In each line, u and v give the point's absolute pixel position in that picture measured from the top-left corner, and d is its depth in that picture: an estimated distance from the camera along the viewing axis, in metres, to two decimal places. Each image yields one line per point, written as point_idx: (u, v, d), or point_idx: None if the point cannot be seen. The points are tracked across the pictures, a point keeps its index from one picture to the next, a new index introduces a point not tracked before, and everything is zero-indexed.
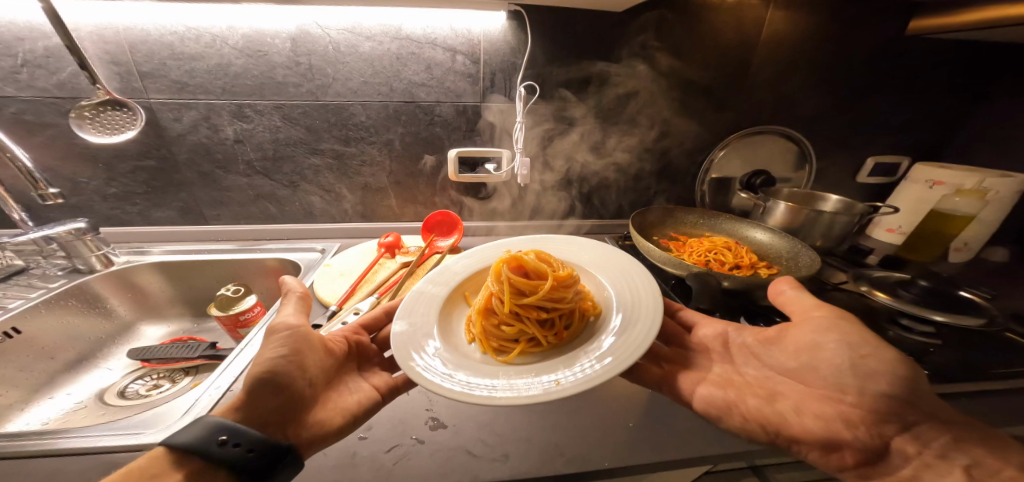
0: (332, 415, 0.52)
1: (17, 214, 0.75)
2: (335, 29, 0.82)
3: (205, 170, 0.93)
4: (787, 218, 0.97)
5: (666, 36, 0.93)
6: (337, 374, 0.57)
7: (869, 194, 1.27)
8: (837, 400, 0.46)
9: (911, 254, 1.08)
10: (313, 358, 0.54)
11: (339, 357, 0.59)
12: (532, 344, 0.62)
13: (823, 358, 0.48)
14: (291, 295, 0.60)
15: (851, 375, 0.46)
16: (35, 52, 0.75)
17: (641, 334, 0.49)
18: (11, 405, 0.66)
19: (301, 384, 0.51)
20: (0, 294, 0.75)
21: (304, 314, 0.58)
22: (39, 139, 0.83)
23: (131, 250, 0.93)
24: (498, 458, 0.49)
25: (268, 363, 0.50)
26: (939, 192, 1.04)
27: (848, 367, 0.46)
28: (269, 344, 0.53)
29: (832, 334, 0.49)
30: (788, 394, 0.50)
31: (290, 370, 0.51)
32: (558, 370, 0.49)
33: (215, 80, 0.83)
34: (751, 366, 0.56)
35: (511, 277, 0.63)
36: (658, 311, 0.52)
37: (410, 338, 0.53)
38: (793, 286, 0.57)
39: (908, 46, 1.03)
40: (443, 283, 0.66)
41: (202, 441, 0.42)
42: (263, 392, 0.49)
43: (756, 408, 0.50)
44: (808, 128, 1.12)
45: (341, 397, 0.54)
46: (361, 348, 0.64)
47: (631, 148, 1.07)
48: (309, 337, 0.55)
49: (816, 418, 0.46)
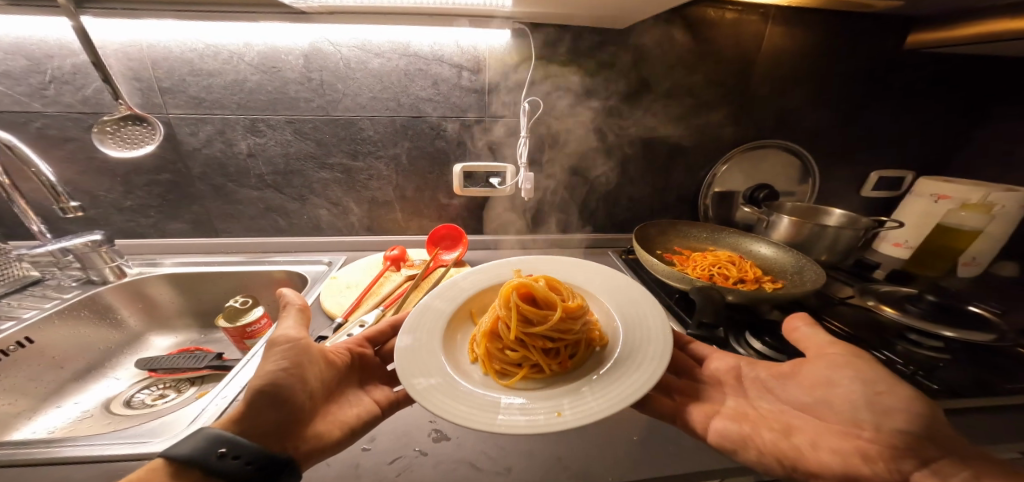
0: (331, 428, 0.48)
1: (35, 226, 0.78)
2: (346, 46, 0.83)
3: (218, 184, 0.95)
4: (790, 232, 0.94)
5: (672, 50, 0.92)
6: (338, 387, 0.54)
7: (889, 209, 1.22)
8: (853, 434, 0.42)
9: (919, 269, 1.02)
10: (314, 371, 0.50)
11: (341, 369, 0.56)
12: (534, 370, 0.59)
13: (838, 394, 0.45)
14: (290, 309, 0.56)
15: (867, 411, 0.42)
16: (63, 69, 0.78)
17: (646, 375, 0.47)
18: (19, 414, 0.67)
19: (301, 399, 0.48)
20: (16, 304, 0.77)
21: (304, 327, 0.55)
22: (61, 153, 0.86)
23: (144, 262, 0.95)
24: (501, 472, 0.47)
25: (268, 376, 0.47)
26: (944, 207, 0.99)
27: (864, 403, 0.43)
28: (268, 355, 0.49)
29: (843, 371, 0.47)
30: (803, 429, 0.46)
31: (290, 383, 0.47)
32: (560, 400, 0.46)
33: (232, 95, 0.85)
34: (764, 400, 0.52)
35: (519, 302, 0.61)
36: (665, 351, 0.49)
37: (413, 353, 0.51)
38: (808, 323, 0.55)
39: (931, 56, 1.00)
40: (451, 298, 0.64)
41: (201, 452, 0.40)
42: (262, 406, 0.45)
43: (771, 443, 0.45)
44: (813, 141, 1.08)
45: (341, 411, 0.51)
46: (363, 361, 0.61)
47: (639, 162, 1.05)
48: (311, 349, 0.52)
49: (832, 453, 0.41)
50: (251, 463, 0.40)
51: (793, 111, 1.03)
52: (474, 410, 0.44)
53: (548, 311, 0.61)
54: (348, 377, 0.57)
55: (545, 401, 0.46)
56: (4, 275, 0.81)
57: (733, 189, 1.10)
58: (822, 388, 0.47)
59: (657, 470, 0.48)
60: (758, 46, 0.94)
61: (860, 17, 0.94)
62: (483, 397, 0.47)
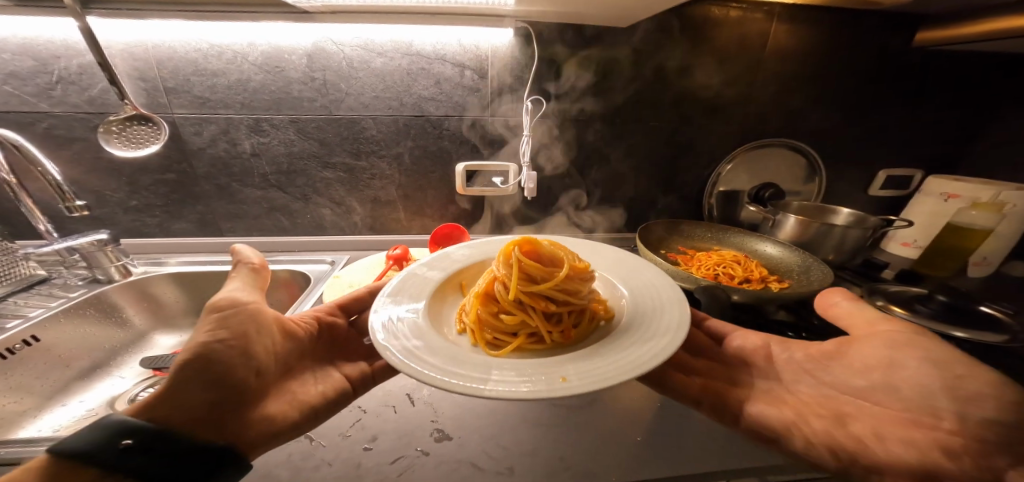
0: (284, 408, 0.48)
1: (42, 225, 0.78)
2: (348, 45, 0.83)
3: (223, 184, 0.95)
4: (796, 231, 0.92)
5: (676, 48, 0.92)
6: (291, 363, 0.54)
7: (898, 208, 1.20)
8: (930, 426, 0.42)
9: (927, 268, 1.01)
10: (260, 344, 0.49)
11: (293, 342, 0.56)
12: (532, 340, 0.58)
13: (904, 378, 0.45)
14: (242, 267, 0.58)
15: (945, 398, 0.42)
16: (69, 69, 0.79)
17: (663, 342, 0.43)
18: (24, 412, 0.67)
19: (243, 374, 0.46)
20: (23, 303, 0.78)
21: (252, 289, 0.55)
22: (68, 153, 0.87)
23: (149, 261, 0.96)
24: (502, 472, 0.47)
25: (203, 348, 0.44)
26: (954, 206, 0.97)
27: (941, 389, 0.43)
28: (204, 325, 0.47)
29: (907, 352, 0.46)
30: (856, 416, 0.47)
31: (230, 357, 0.45)
32: (559, 367, 0.42)
33: (235, 94, 0.85)
34: (802, 382, 0.54)
35: (519, 262, 0.59)
36: (683, 321, 0.45)
37: (391, 316, 0.49)
38: (848, 298, 0.55)
39: (941, 54, 0.98)
40: (441, 268, 0.64)
41: (104, 445, 0.37)
42: (194, 384, 0.42)
43: (823, 431, 0.47)
44: (820, 140, 1.07)
45: (299, 390, 0.52)
46: (333, 329, 0.64)
47: (643, 159, 1.04)
48: (256, 318, 0.51)
49: (902, 445, 0.42)
50: (165, 455, 0.38)
51: (799, 110, 1.02)
52: (461, 368, 0.41)
53: (552, 271, 0.60)
54: (302, 351, 0.57)
55: (540, 365, 0.43)
56: (11, 274, 0.82)
57: (739, 188, 1.09)
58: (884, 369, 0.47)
59: (662, 469, 0.48)
60: (763, 44, 0.93)
61: (867, 15, 0.93)
62: (467, 358, 0.43)
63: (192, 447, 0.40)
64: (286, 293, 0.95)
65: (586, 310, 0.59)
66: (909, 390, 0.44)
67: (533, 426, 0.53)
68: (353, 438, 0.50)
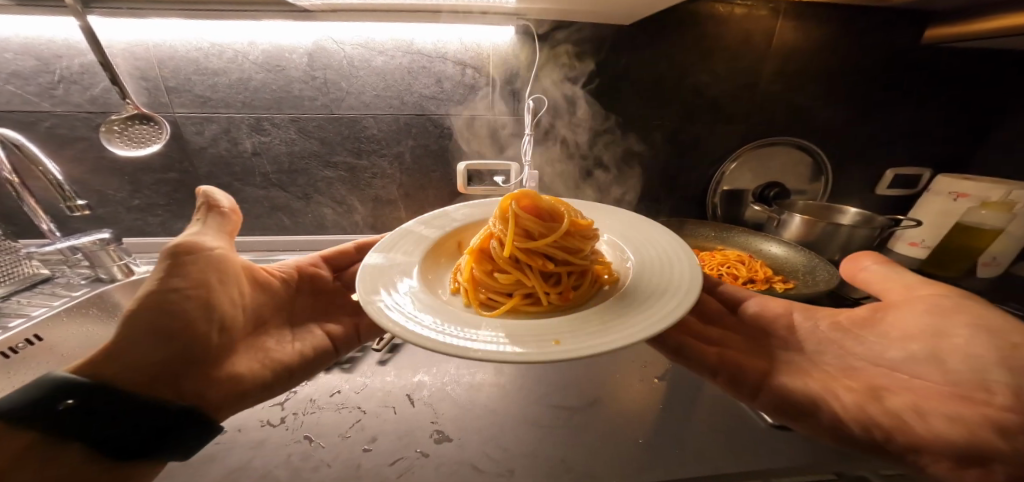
0: (253, 365, 0.46)
1: (45, 224, 0.78)
2: (349, 44, 0.82)
3: (224, 183, 0.95)
4: (802, 231, 0.91)
5: (679, 47, 0.91)
6: (263, 317, 0.53)
7: (905, 207, 1.18)
8: (980, 402, 0.37)
9: (939, 269, 0.99)
10: (222, 294, 0.45)
11: (262, 295, 0.54)
12: (528, 301, 0.56)
13: (953, 346, 0.41)
14: (206, 210, 0.51)
15: (1000, 370, 0.38)
16: (71, 69, 0.79)
17: (672, 305, 0.40)
18: None
19: (205, 329, 0.42)
20: (26, 302, 0.79)
21: (219, 235, 0.50)
22: (70, 153, 0.87)
23: (151, 260, 0.96)
24: (503, 474, 0.46)
25: (156, 295, 0.40)
26: (964, 205, 0.95)
27: (996, 359, 0.38)
28: (155, 269, 0.42)
29: (954, 318, 0.42)
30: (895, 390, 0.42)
31: (189, 308, 0.41)
32: (546, 332, 0.38)
33: (236, 94, 0.85)
34: (828, 355, 0.50)
35: (516, 217, 0.57)
36: (697, 281, 0.43)
37: (380, 273, 0.46)
38: (878, 262, 0.53)
39: (954, 50, 0.96)
40: (438, 226, 0.62)
41: (38, 403, 0.31)
42: (146, 336, 0.38)
43: (853, 405, 0.43)
44: (827, 138, 1.06)
45: (273, 348, 0.50)
46: (315, 280, 0.64)
47: (646, 158, 1.03)
48: (218, 265, 0.47)
49: (943, 419, 0.38)
50: (119, 415, 0.34)
51: (806, 107, 1.01)
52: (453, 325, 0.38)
53: (550, 228, 0.58)
54: (278, 306, 0.56)
55: (535, 326, 0.40)
56: (13, 273, 0.82)
57: (744, 187, 1.07)
58: (930, 338, 0.43)
59: (666, 471, 0.47)
60: (769, 41, 0.92)
61: (876, 11, 0.91)
62: (456, 316, 0.41)
63: (147, 405, 0.36)
64: None
65: (585, 269, 0.57)
66: (958, 361, 0.40)
67: (533, 428, 0.52)
68: (352, 440, 0.50)
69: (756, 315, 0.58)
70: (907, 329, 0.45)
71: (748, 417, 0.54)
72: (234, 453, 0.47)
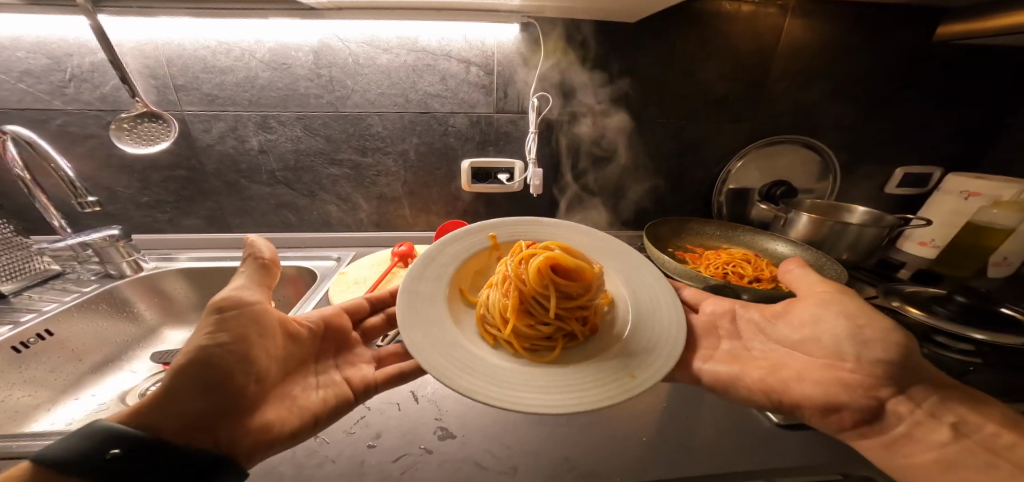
0: (284, 414, 0.45)
1: (57, 221, 0.79)
2: (355, 42, 0.83)
3: (231, 180, 0.96)
4: (808, 230, 0.90)
5: (684, 43, 0.90)
6: (292, 365, 0.50)
7: (913, 206, 1.17)
8: (839, 367, 0.46)
9: (948, 269, 0.98)
10: (262, 346, 0.45)
11: (290, 345, 0.51)
12: (568, 340, 0.58)
13: (824, 330, 0.48)
14: (250, 261, 0.51)
15: (850, 344, 0.46)
16: (82, 67, 0.80)
17: (665, 352, 0.48)
18: (38, 405, 0.69)
19: (243, 381, 0.43)
20: (37, 297, 0.80)
21: (257, 286, 0.49)
22: (81, 150, 0.88)
23: (160, 257, 0.97)
24: (505, 471, 0.47)
25: (203, 352, 0.41)
26: (976, 204, 0.94)
27: (849, 337, 0.46)
28: (202, 326, 0.42)
29: (831, 308, 0.49)
30: (792, 365, 0.49)
31: (232, 362, 0.42)
32: (583, 386, 0.44)
33: (243, 92, 0.86)
34: (756, 341, 0.55)
35: (546, 271, 0.57)
36: (679, 326, 0.50)
37: (433, 345, 0.46)
38: (801, 265, 0.57)
39: (966, 47, 0.95)
40: (434, 279, 0.56)
41: (93, 452, 0.34)
42: (192, 390, 0.39)
43: (760, 379, 0.49)
44: (833, 137, 1.04)
45: (299, 395, 0.48)
46: (336, 332, 0.60)
47: (650, 156, 1.02)
48: (261, 317, 0.46)
49: (814, 385, 0.46)
50: (153, 468, 0.35)
51: (812, 105, 0.99)
52: (505, 392, 0.43)
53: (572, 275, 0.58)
54: (303, 358, 0.53)
55: (554, 380, 0.45)
56: (26, 269, 0.83)
57: (751, 186, 1.07)
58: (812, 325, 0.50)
59: (665, 471, 0.47)
60: (775, 39, 0.91)
61: (883, 8, 0.90)
62: (506, 382, 0.44)
63: (180, 456, 0.37)
64: (293, 289, 0.95)
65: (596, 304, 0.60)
66: (830, 339, 0.47)
67: (535, 425, 0.52)
68: (357, 435, 0.50)
69: (739, 314, 0.59)
70: (813, 315, 0.50)
71: (749, 416, 0.54)
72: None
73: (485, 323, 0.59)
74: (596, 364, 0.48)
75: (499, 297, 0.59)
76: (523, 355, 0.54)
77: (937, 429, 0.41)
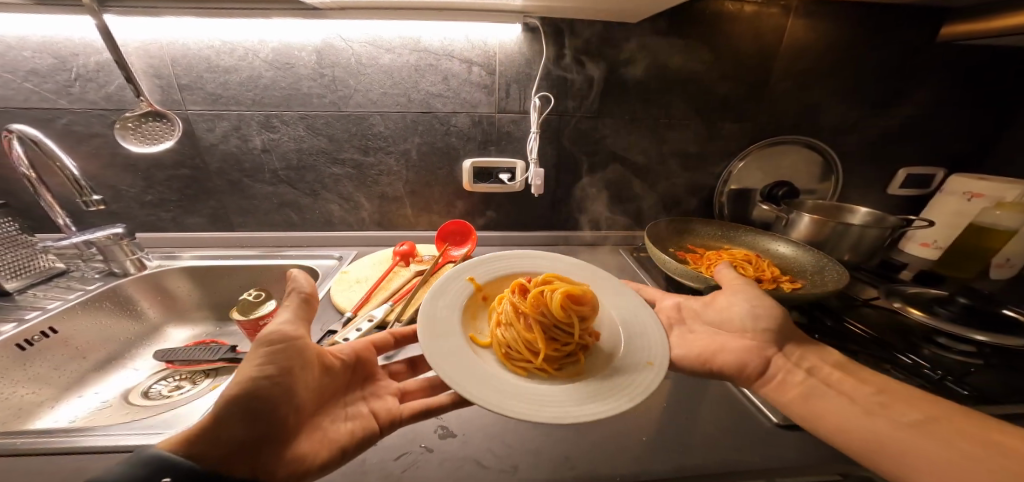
0: (319, 447, 0.44)
1: (61, 219, 0.80)
2: (358, 42, 0.83)
3: (234, 179, 0.97)
4: (811, 230, 0.90)
5: (685, 44, 0.90)
6: (327, 397, 0.50)
7: (916, 208, 1.16)
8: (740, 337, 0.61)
9: (950, 271, 0.98)
10: (304, 379, 0.46)
11: (323, 377, 0.50)
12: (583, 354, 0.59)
13: (731, 310, 0.64)
14: (293, 295, 0.50)
15: (747, 319, 0.63)
16: (87, 66, 0.81)
17: (656, 349, 0.53)
18: (42, 402, 0.70)
19: (285, 413, 0.43)
20: (43, 295, 0.81)
21: (300, 320, 0.49)
22: (86, 148, 0.89)
23: (164, 255, 0.97)
24: (506, 470, 0.47)
25: (252, 384, 0.41)
26: (978, 205, 0.94)
27: (747, 313, 0.63)
28: (252, 358, 0.43)
29: (736, 294, 0.66)
30: (715, 339, 0.62)
31: (275, 393, 0.43)
32: (636, 382, 0.48)
33: (246, 91, 0.87)
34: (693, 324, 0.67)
35: (568, 306, 0.58)
36: (656, 325, 0.57)
37: (489, 390, 0.45)
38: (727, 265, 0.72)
39: (969, 48, 0.94)
40: (444, 327, 0.53)
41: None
42: (241, 421, 0.40)
43: (693, 352, 0.60)
44: (835, 138, 1.04)
45: (330, 426, 0.47)
46: (365, 366, 0.57)
47: (651, 157, 1.02)
48: (305, 351, 0.47)
49: (728, 353, 0.59)
50: None
51: (814, 106, 0.99)
52: (573, 407, 0.44)
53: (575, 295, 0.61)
54: (332, 390, 0.51)
55: (584, 390, 0.47)
56: (31, 267, 0.84)
57: (753, 186, 1.07)
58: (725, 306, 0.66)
59: (666, 471, 0.47)
60: (778, 40, 0.91)
61: (886, 9, 0.90)
62: (549, 399, 0.45)
63: None
64: None
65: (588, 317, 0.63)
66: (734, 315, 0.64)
67: (536, 426, 0.52)
68: None
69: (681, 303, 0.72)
70: (732, 303, 0.65)
71: (750, 415, 0.55)
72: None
73: (511, 361, 0.56)
74: (614, 375, 0.49)
75: (518, 334, 0.58)
76: (560, 376, 0.54)
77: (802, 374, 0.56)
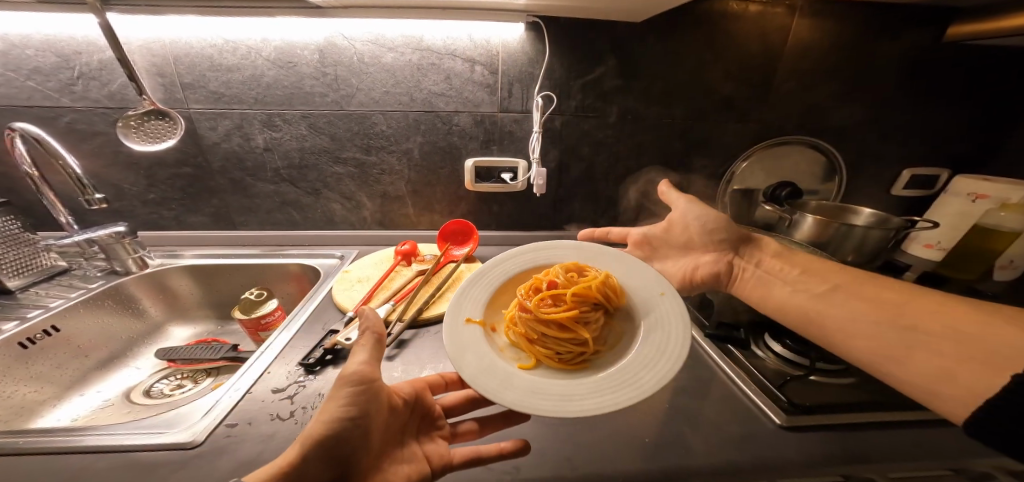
0: None
1: (63, 217, 0.80)
2: (360, 41, 0.83)
3: (236, 178, 0.97)
4: (813, 231, 0.90)
5: (689, 43, 0.89)
6: (391, 437, 0.48)
7: (921, 208, 1.16)
8: (703, 250, 0.70)
9: (956, 272, 0.98)
10: (378, 420, 0.45)
11: (390, 418, 0.48)
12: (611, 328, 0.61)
13: (689, 230, 0.71)
14: (368, 332, 0.47)
15: (703, 232, 0.69)
16: (90, 65, 0.81)
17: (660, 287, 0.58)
18: (44, 401, 0.71)
19: (359, 454, 0.43)
20: (44, 294, 0.80)
21: (377, 362, 0.47)
22: (88, 147, 0.89)
23: (165, 253, 0.97)
24: (509, 470, 0.47)
25: (332, 426, 0.41)
26: (983, 206, 0.93)
27: (700, 226, 0.69)
28: (334, 398, 0.43)
29: (683, 208, 0.71)
30: (688, 257, 0.72)
31: (354, 433, 0.42)
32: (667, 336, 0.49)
33: (249, 90, 0.86)
34: (666, 253, 0.75)
35: (588, 297, 0.61)
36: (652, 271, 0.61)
37: (548, 397, 0.44)
38: (670, 189, 0.74)
39: (975, 48, 0.94)
40: (477, 355, 0.50)
41: None
42: (322, 462, 0.39)
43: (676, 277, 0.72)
44: (840, 138, 1.04)
45: (390, 468, 0.46)
46: (424, 408, 0.54)
47: (654, 156, 1.02)
48: (381, 392, 0.46)
49: (702, 268, 0.69)
50: None
51: (819, 106, 0.99)
52: (626, 384, 0.45)
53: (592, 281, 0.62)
54: (394, 432, 0.49)
55: (609, 375, 0.47)
56: (32, 265, 0.84)
57: (755, 187, 1.07)
58: (685, 229, 0.71)
59: (669, 472, 0.47)
60: (783, 39, 0.90)
61: (892, 8, 0.89)
62: (577, 387, 0.46)
63: None
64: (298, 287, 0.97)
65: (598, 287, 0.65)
66: (692, 232, 0.71)
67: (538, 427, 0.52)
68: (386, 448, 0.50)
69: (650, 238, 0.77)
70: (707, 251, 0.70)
71: (753, 416, 0.55)
72: (208, 465, 0.47)
73: (568, 363, 0.57)
74: (636, 351, 0.49)
75: (557, 338, 0.58)
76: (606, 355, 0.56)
77: (758, 256, 0.66)
